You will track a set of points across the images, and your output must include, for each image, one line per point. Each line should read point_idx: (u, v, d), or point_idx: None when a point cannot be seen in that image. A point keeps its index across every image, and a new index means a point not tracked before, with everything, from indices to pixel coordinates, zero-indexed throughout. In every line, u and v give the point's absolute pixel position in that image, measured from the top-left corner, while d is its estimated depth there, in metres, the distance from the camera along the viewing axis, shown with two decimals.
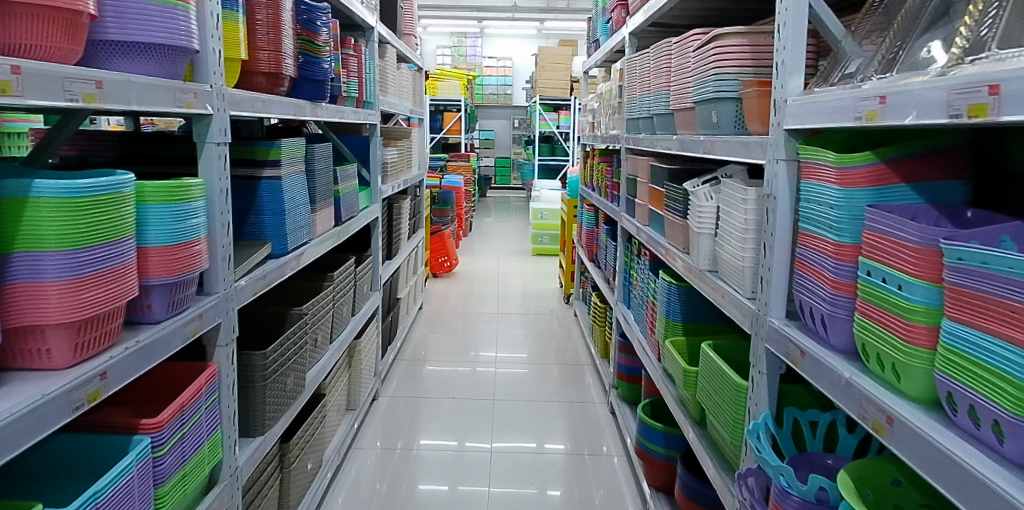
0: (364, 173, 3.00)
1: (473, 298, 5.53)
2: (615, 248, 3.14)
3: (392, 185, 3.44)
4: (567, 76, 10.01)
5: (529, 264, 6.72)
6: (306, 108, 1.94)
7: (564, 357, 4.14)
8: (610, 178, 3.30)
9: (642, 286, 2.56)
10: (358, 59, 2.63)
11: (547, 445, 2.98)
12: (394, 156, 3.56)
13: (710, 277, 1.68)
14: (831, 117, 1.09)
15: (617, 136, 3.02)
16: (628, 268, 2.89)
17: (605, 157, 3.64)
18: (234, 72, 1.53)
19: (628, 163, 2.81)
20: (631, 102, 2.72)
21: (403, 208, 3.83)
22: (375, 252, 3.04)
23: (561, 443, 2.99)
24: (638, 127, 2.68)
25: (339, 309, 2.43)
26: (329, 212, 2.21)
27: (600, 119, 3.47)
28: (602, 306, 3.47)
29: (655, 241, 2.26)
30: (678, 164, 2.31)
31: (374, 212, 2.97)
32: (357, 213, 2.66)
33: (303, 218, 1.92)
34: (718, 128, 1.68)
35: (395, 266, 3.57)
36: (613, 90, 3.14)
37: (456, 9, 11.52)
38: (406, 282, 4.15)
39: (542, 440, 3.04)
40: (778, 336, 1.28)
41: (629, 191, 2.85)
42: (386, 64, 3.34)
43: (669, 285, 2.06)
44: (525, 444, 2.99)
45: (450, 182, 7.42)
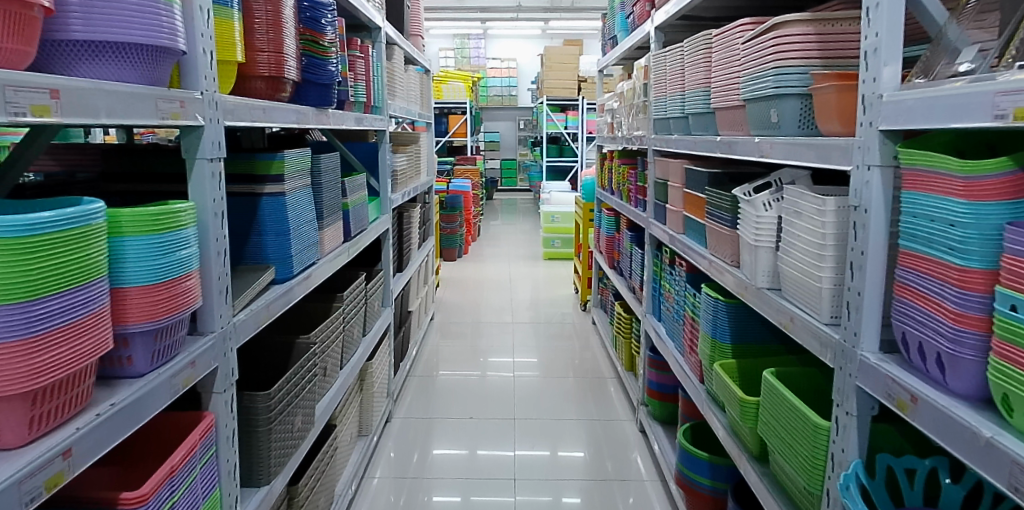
0: (373, 183, 2.82)
1: (485, 306, 5.33)
2: (641, 256, 2.94)
3: (402, 193, 3.26)
4: (574, 76, 9.82)
5: (542, 269, 6.51)
6: (311, 116, 1.75)
7: (584, 368, 3.94)
8: (633, 182, 3.11)
9: (678, 299, 2.36)
10: (364, 61, 2.44)
11: (562, 453, 2.89)
12: (403, 162, 3.38)
13: (772, 297, 1.48)
14: (949, 115, 0.89)
15: (641, 137, 2.82)
16: (658, 278, 2.69)
17: (626, 159, 3.44)
18: (229, 76, 1.34)
19: (656, 166, 2.61)
20: (659, 100, 2.52)
21: (413, 216, 3.65)
22: (386, 266, 2.85)
23: (577, 451, 2.90)
24: (668, 128, 2.48)
25: (349, 330, 2.23)
26: (337, 227, 2.02)
27: (621, 120, 3.27)
28: (627, 318, 3.28)
29: (694, 252, 2.06)
30: (717, 167, 2.11)
31: (384, 223, 2.78)
32: (367, 227, 2.48)
33: (309, 236, 1.73)
34: (778, 129, 1.49)
35: (407, 279, 3.38)
36: (635, 88, 2.94)
37: (459, 11, 11.32)
38: (417, 294, 3.96)
39: (555, 447, 2.94)
40: (874, 374, 1.08)
41: (657, 195, 2.65)
42: (394, 66, 3.16)
43: (716, 303, 1.86)
44: (538, 452, 2.90)
45: (457, 187, 7.24)
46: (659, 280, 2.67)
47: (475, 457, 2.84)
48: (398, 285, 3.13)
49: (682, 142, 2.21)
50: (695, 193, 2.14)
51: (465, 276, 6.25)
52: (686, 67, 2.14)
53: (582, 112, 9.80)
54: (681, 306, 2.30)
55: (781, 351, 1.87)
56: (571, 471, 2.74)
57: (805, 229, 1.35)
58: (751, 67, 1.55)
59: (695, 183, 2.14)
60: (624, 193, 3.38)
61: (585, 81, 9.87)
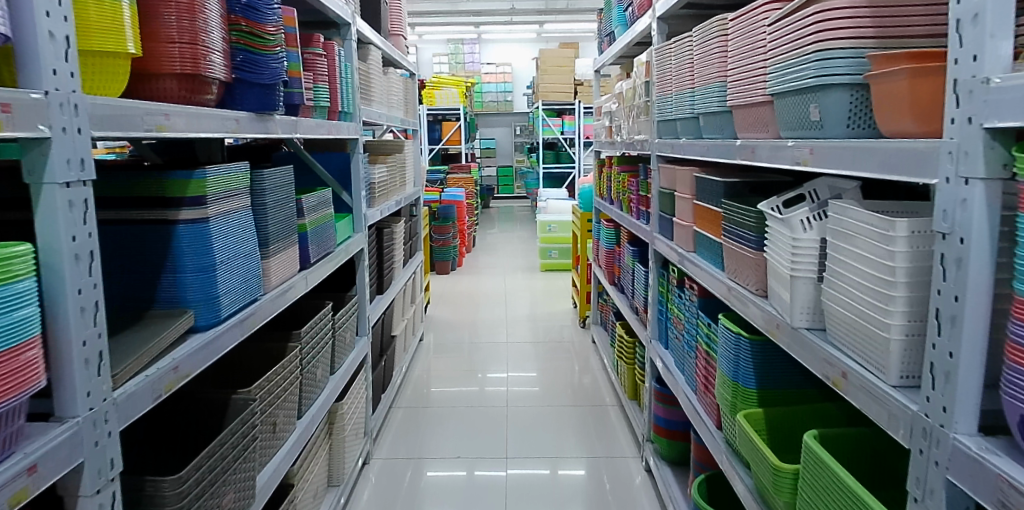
0: (346, 198, 2.52)
1: (479, 323, 5.01)
2: (645, 274, 2.63)
3: (381, 207, 2.95)
4: (570, 79, 9.54)
5: (539, 282, 6.18)
6: (250, 123, 1.45)
7: (584, 394, 3.61)
8: (635, 191, 2.80)
9: (689, 326, 2.05)
10: (330, 60, 2.14)
11: (562, 471, 2.76)
12: (382, 174, 3.07)
13: (815, 342, 1.18)
14: None
15: (644, 141, 2.52)
16: (665, 301, 2.38)
17: (626, 165, 3.14)
18: (121, 73, 1.04)
19: (662, 174, 2.31)
20: (664, 100, 2.22)
21: (396, 232, 3.34)
22: (361, 291, 2.54)
23: (578, 469, 2.76)
24: (675, 131, 2.18)
25: (310, 371, 1.92)
26: (291, 252, 1.71)
27: (621, 124, 2.97)
28: (629, 340, 2.96)
29: (710, 275, 1.75)
30: (734, 176, 1.81)
31: (358, 244, 2.47)
32: (335, 249, 2.17)
33: (249, 269, 1.42)
34: (819, 130, 1.19)
35: (388, 301, 3.07)
36: (636, 87, 2.63)
37: (451, 15, 11.05)
38: (402, 315, 3.65)
39: (556, 466, 2.81)
40: (979, 469, 0.77)
41: (662, 207, 2.35)
42: (369, 68, 2.85)
43: (739, 338, 1.55)
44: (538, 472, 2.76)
45: (451, 196, 6.91)
46: (666, 302, 2.37)
47: (468, 496, 2.57)
48: (377, 309, 2.82)
49: (694, 147, 1.90)
50: (709, 206, 1.84)
51: (459, 291, 5.92)
52: (697, 60, 1.86)
53: (579, 116, 9.51)
54: (694, 335, 2.00)
55: (817, 396, 1.56)
56: (572, 496, 2.57)
57: (863, 260, 1.04)
58: (784, 53, 1.25)
59: (710, 194, 1.83)
60: (624, 203, 3.08)
61: (580, 85, 9.58)
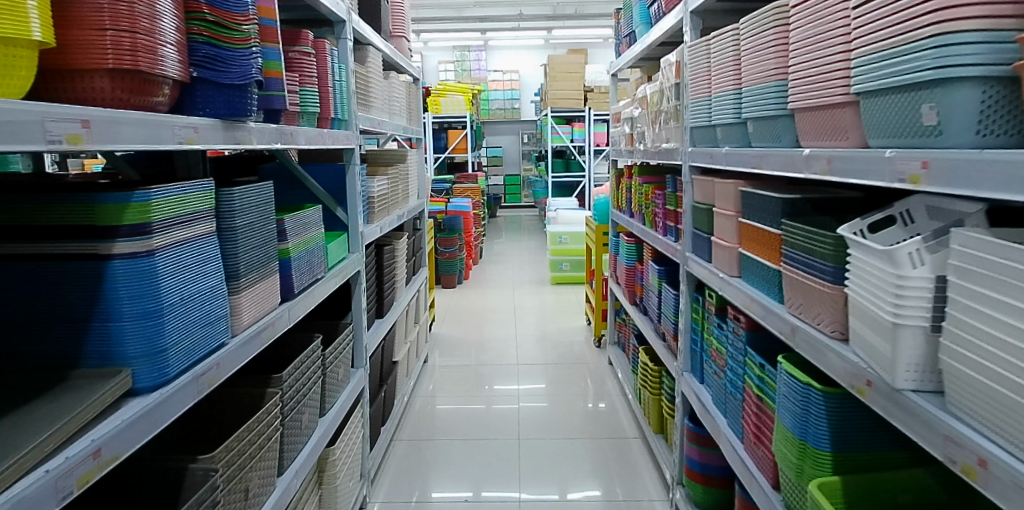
0: (341, 214, 2.26)
1: (487, 342, 4.73)
2: (673, 297, 2.36)
3: (381, 223, 2.70)
4: (580, 85, 9.28)
5: (550, 297, 5.90)
6: (216, 132, 1.20)
7: (602, 422, 3.32)
8: (661, 205, 2.53)
9: (733, 364, 1.78)
10: (321, 60, 1.89)
11: (571, 495, 2.61)
12: (383, 186, 2.82)
13: (931, 412, 0.90)
14: None
15: (674, 150, 2.25)
16: (699, 329, 2.10)
17: (649, 176, 2.88)
18: (25, 67, 0.78)
19: (697, 187, 2.04)
20: (699, 103, 1.97)
21: (398, 248, 3.07)
22: (357, 318, 2.28)
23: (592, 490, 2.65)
24: (714, 138, 1.92)
25: (294, 418, 1.65)
26: (270, 282, 1.46)
27: (644, 131, 2.71)
28: (654, 369, 2.68)
29: (765, 308, 1.48)
30: (791, 191, 1.54)
31: (354, 266, 2.21)
32: (327, 274, 1.91)
33: (212, 309, 1.17)
34: (932, 137, 0.91)
35: (389, 325, 2.81)
36: (663, 90, 2.37)
37: (458, 21, 10.86)
38: (405, 338, 3.38)
39: (565, 490, 2.67)
40: None
41: (696, 224, 2.08)
42: (369, 71, 2.60)
43: (808, 389, 1.28)
44: (546, 497, 2.61)
45: (456, 207, 6.65)
46: (701, 332, 2.10)
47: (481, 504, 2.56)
48: (377, 335, 2.55)
49: (740, 158, 1.64)
50: (761, 226, 1.56)
51: (465, 306, 5.65)
52: (745, 58, 1.60)
53: (589, 123, 9.26)
54: (739, 374, 1.72)
55: (904, 460, 1.28)
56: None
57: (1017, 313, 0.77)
58: (881, 41, 1.00)
59: (762, 213, 1.56)
60: (647, 217, 2.81)
61: (591, 92, 9.44)
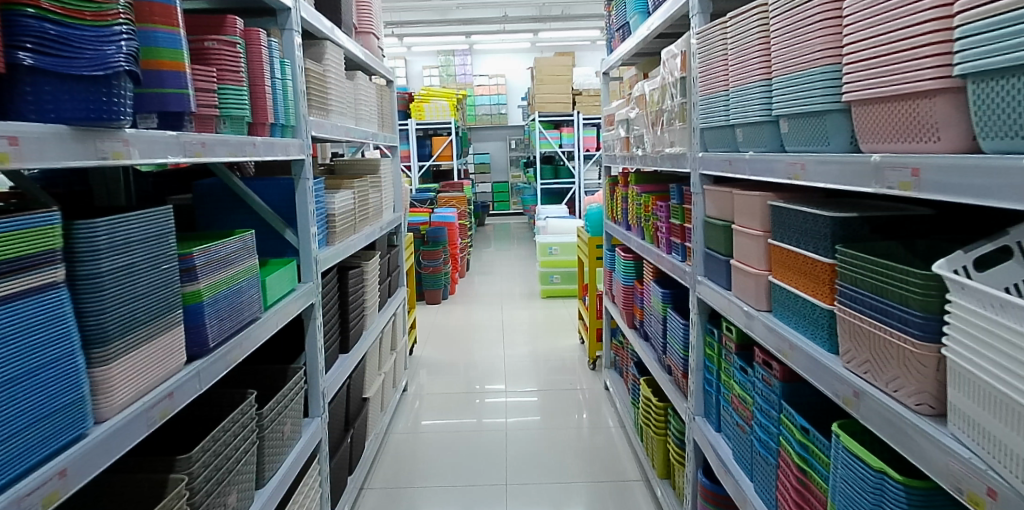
0: (290, 237, 1.89)
1: (474, 366, 4.36)
2: (680, 327, 2.03)
3: (346, 244, 2.34)
4: (568, 89, 8.97)
5: (540, 313, 5.54)
6: (76, 142, 0.84)
7: (601, 457, 2.98)
8: (665, 218, 2.20)
9: (763, 419, 1.45)
10: (254, 53, 1.55)
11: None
12: (348, 201, 2.47)
13: None
14: None
15: (680, 155, 1.93)
16: (716, 369, 1.77)
17: (649, 185, 2.56)
18: None
19: (712, 200, 1.73)
20: (714, 99, 1.65)
21: (369, 270, 2.72)
22: (312, 361, 1.92)
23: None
24: (732, 141, 1.60)
25: (218, 502, 1.29)
26: (167, 340, 1.11)
27: (643, 134, 2.39)
28: (659, 406, 2.33)
29: (815, 361, 1.15)
30: (839, 208, 1.22)
31: (308, 298, 1.85)
32: (266, 315, 1.56)
33: (52, 394, 0.82)
34: None
35: (356, 360, 2.45)
36: (665, 87, 2.05)
37: (441, 25, 10.53)
38: (380, 369, 3.02)
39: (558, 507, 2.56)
40: None
41: (710, 243, 1.76)
42: (328, 70, 2.26)
43: (883, 478, 0.94)
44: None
45: (441, 217, 6.30)
46: (718, 372, 1.76)
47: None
48: (339, 375, 2.19)
49: (772, 165, 1.32)
50: (802, 252, 1.24)
51: (450, 324, 5.30)
52: (777, 40, 1.29)
53: (578, 128, 8.96)
54: (772, 433, 1.39)
55: None
56: None
57: None
58: None
59: (803, 235, 1.24)
60: (649, 232, 2.48)
61: (579, 95, 9.12)
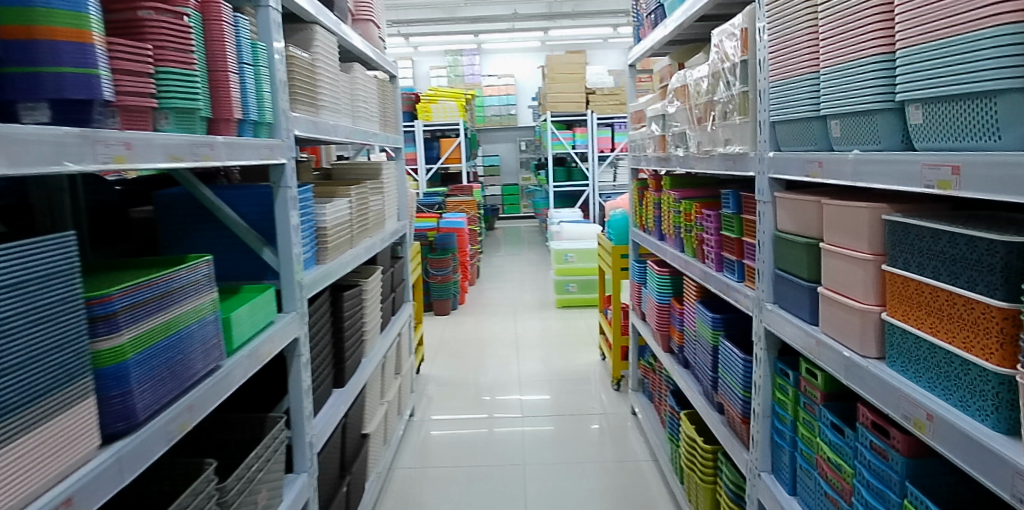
0: (269, 257, 1.56)
1: (486, 383, 4.02)
2: (739, 362, 1.69)
3: (341, 262, 2.02)
4: (581, 88, 8.63)
5: (556, 324, 5.19)
6: None
7: (631, 495, 2.64)
8: (715, 229, 1.86)
9: (869, 498, 1.12)
10: (211, 31, 1.23)
11: None
12: (344, 211, 2.15)
13: None
14: None
15: (740, 155, 1.60)
16: (793, 419, 1.44)
17: (690, 190, 2.22)
18: None
19: (788, 211, 1.39)
20: (793, 84, 1.30)
21: (370, 288, 2.40)
22: (296, 406, 1.60)
23: None
24: (820, 137, 1.25)
25: None
26: (69, 423, 0.78)
27: (686, 132, 2.05)
28: (707, 449, 1.98)
29: (975, 443, 0.82)
30: (1003, 227, 0.88)
31: (292, 331, 1.53)
32: (236, 360, 1.24)
33: None
34: None
35: (354, 394, 2.13)
36: (718, 73, 1.71)
37: (449, 22, 10.21)
38: (382, 398, 2.69)
39: None
40: None
41: (785, 264, 1.42)
42: (319, 60, 1.95)
43: None
44: None
45: (450, 223, 5.99)
46: (794, 423, 1.43)
47: None
48: (331, 416, 1.86)
49: (895, 167, 0.99)
50: (951, 290, 0.90)
51: (460, 337, 4.97)
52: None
53: (592, 128, 8.62)
54: None
55: None
56: None
57: None
58: None
59: (953, 265, 0.90)
60: (691, 245, 2.13)
61: (593, 94, 8.77)
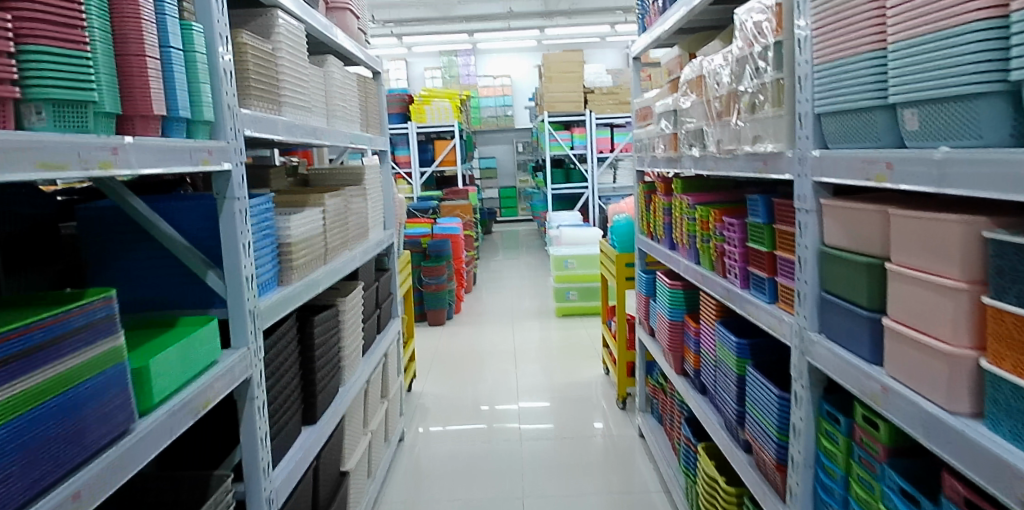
0: (215, 281, 1.30)
1: (482, 399, 3.76)
2: (773, 399, 1.44)
3: (312, 281, 1.77)
4: (579, 87, 8.38)
5: (556, 334, 4.93)
6: None
7: None
8: (739, 241, 1.62)
9: None
10: (120, 4, 0.97)
11: None
12: (315, 222, 1.90)
13: None
14: None
15: (773, 155, 1.35)
16: (846, 476, 1.19)
17: (706, 195, 1.97)
18: None
19: (840, 223, 1.14)
20: (849, 65, 1.05)
21: (349, 307, 2.15)
22: (250, 459, 1.33)
23: None
24: (886, 131, 1.00)
25: None
26: None
27: (703, 128, 1.80)
28: (731, 491, 1.73)
29: None
30: None
31: (242, 371, 1.28)
32: (160, 417, 0.98)
33: None
34: None
35: (328, 431, 1.87)
36: (744, 59, 1.47)
37: (443, 22, 9.96)
38: (365, 427, 2.43)
39: None
40: None
41: (835, 286, 1.17)
42: (284, 49, 1.70)
43: None
44: None
45: (444, 228, 5.73)
46: (847, 479, 1.18)
47: None
48: (298, 462, 1.60)
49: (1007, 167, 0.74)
50: None
51: (456, 349, 4.71)
52: None
53: (591, 128, 8.36)
54: None
55: None
56: None
57: None
58: None
59: None
60: (709, 257, 1.89)
61: (591, 93, 8.52)
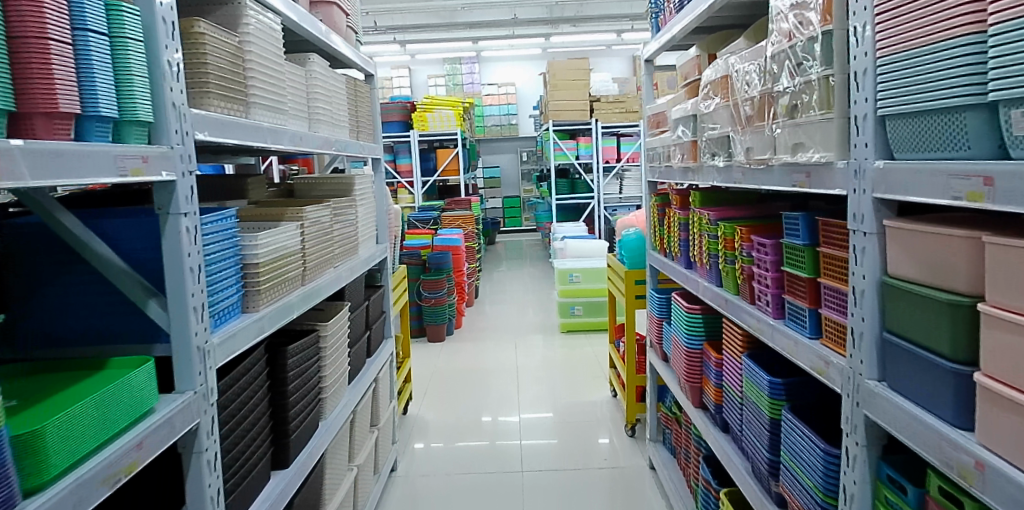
0: (159, 313, 1.10)
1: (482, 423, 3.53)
2: (816, 452, 1.22)
3: (285, 305, 1.57)
4: (585, 95, 8.19)
5: (560, 352, 4.70)
6: None
7: None
8: (772, 265, 1.41)
9: None
10: None
11: None
12: (293, 238, 1.70)
13: None
14: None
15: (818, 166, 1.14)
16: None
17: (729, 210, 1.77)
18: None
19: (910, 250, 0.93)
20: (930, 55, 0.84)
21: (333, 331, 1.95)
22: None
23: None
24: (979, 136, 0.79)
25: None
26: None
27: (728, 136, 1.59)
28: None
29: None
30: None
31: (188, 421, 1.07)
32: (62, 493, 0.77)
33: None
34: None
35: (303, 474, 1.65)
36: (781, 54, 1.26)
37: (446, 29, 9.80)
38: (350, 462, 2.21)
39: None
40: None
41: (905, 327, 0.95)
42: (256, 44, 1.51)
43: None
44: None
45: (445, 240, 5.52)
46: None
47: None
48: None
49: None
50: None
51: (455, 368, 4.49)
52: None
53: (596, 137, 8.15)
54: None
55: None
56: None
57: None
58: None
59: None
60: (732, 279, 1.68)
61: (597, 101, 8.34)
